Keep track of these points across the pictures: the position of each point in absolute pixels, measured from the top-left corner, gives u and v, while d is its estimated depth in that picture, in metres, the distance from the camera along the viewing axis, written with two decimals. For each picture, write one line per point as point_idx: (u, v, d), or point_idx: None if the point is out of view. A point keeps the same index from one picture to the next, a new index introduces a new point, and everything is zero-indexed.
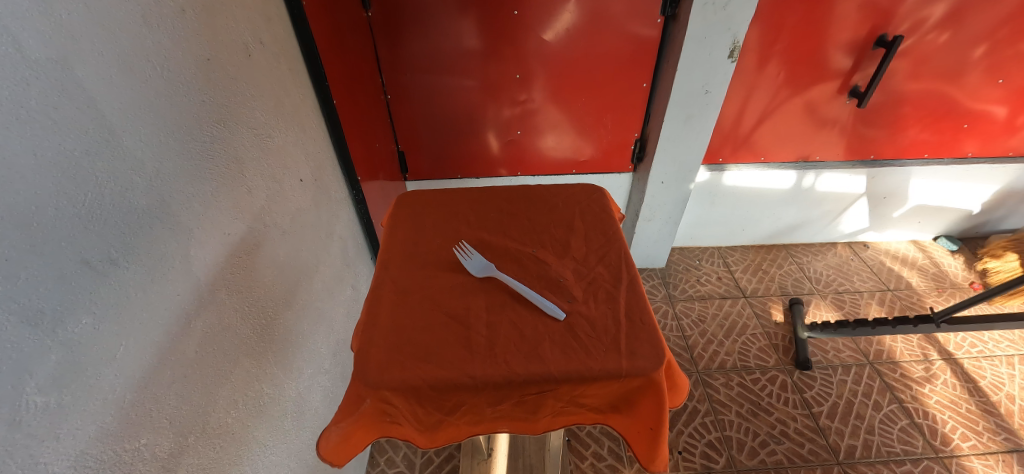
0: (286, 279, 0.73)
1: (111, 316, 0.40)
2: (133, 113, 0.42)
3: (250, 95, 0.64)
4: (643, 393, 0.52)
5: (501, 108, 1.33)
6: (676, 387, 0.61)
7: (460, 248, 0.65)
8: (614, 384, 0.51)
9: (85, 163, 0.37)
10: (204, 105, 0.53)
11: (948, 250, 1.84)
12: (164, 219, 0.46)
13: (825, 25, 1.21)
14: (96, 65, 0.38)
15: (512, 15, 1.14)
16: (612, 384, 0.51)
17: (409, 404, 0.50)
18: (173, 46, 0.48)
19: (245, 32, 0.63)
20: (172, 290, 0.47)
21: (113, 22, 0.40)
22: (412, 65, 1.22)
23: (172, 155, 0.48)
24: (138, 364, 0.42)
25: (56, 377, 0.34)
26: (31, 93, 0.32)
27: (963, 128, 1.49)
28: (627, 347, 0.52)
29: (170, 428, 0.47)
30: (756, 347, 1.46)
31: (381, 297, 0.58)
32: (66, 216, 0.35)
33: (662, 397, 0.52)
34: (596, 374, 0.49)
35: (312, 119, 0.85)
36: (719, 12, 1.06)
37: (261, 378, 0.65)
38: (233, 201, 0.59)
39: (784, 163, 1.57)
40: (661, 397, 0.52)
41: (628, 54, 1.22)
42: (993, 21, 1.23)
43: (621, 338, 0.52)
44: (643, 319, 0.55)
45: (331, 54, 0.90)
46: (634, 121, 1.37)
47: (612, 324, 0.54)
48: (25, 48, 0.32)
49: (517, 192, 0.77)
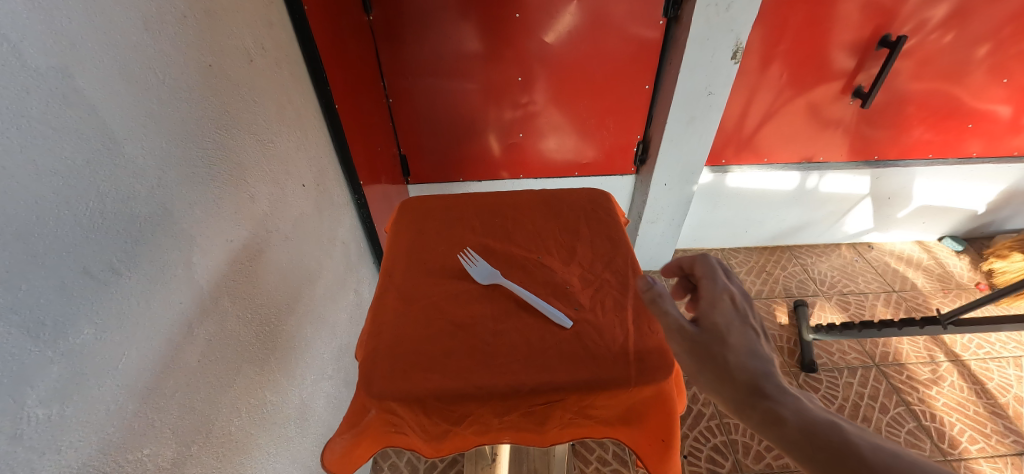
0: (289, 286, 0.73)
1: (114, 327, 0.39)
2: (135, 121, 0.42)
3: (252, 100, 0.64)
4: (652, 403, 0.51)
5: (503, 110, 1.33)
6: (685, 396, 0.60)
7: (465, 255, 0.65)
8: (624, 395, 0.50)
9: (87, 173, 0.37)
10: (206, 111, 0.53)
11: (953, 250, 1.83)
12: (166, 227, 0.46)
13: (828, 25, 1.21)
14: (97, 74, 0.38)
15: (513, 17, 1.13)
16: (622, 395, 0.50)
17: (414, 415, 0.49)
18: (174, 53, 0.48)
19: (247, 37, 0.63)
20: (174, 298, 0.47)
21: (114, 29, 0.40)
22: (414, 69, 1.22)
23: (174, 162, 0.48)
24: (140, 374, 0.42)
25: (58, 389, 0.34)
26: (31, 102, 0.32)
27: (967, 128, 1.49)
28: (636, 356, 0.51)
29: (172, 438, 0.46)
30: None
31: (386, 305, 0.57)
32: (67, 226, 0.35)
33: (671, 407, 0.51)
34: (605, 384, 0.48)
35: (314, 125, 0.85)
36: (721, 14, 1.06)
37: (263, 386, 0.65)
38: (236, 208, 0.59)
39: (787, 164, 1.56)
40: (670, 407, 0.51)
41: (630, 56, 1.21)
42: (997, 21, 1.23)
43: (630, 347, 0.52)
44: (651, 327, 0.54)
45: (332, 58, 0.89)
46: (636, 123, 1.37)
47: (620, 333, 0.53)
48: (25, 57, 0.32)
49: (522, 197, 0.77)
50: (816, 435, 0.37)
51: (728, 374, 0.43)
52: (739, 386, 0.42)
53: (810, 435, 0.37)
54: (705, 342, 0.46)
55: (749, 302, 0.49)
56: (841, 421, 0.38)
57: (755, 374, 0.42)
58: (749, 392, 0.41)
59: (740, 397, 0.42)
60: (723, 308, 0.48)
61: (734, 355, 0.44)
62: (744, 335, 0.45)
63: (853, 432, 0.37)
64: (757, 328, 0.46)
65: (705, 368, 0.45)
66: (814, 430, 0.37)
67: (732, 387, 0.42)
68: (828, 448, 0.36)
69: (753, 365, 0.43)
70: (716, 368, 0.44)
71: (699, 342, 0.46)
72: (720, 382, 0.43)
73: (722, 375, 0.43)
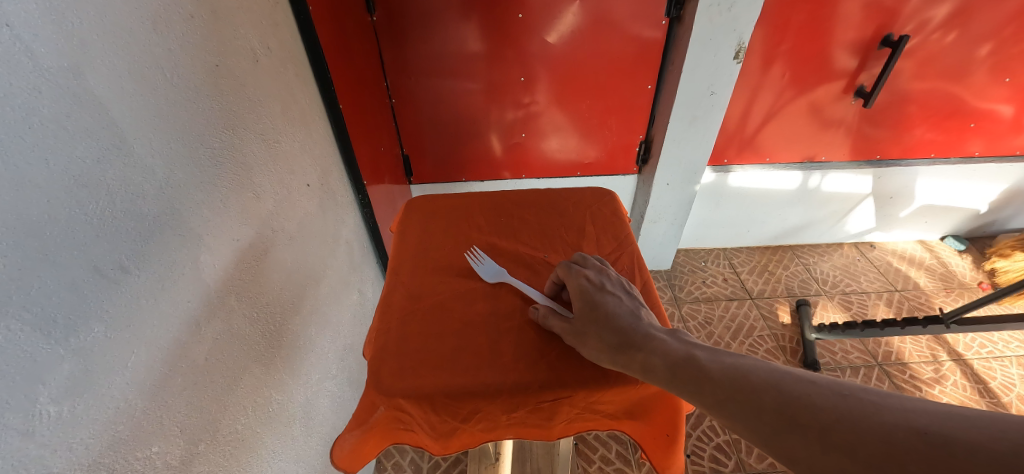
0: (294, 285, 0.73)
1: (124, 325, 0.39)
2: (144, 121, 0.42)
3: (257, 100, 0.64)
4: (657, 399, 0.52)
5: (505, 110, 1.33)
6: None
7: (472, 253, 0.65)
8: (630, 391, 0.50)
9: (97, 171, 0.37)
10: (212, 111, 0.53)
11: (955, 250, 1.83)
12: (174, 226, 0.46)
13: (831, 25, 1.21)
14: (107, 74, 0.38)
15: (516, 17, 1.13)
16: (628, 392, 0.50)
17: (423, 412, 0.49)
18: (182, 52, 0.48)
19: (253, 37, 0.63)
20: (182, 297, 0.47)
21: (124, 28, 0.40)
22: (417, 69, 1.22)
23: (182, 162, 0.48)
24: (148, 372, 0.42)
25: (70, 386, 0.34)
26: (43, 101, 0.32)
27: (969, 128, 1.49)
28: None
29: (180, 436, 0.46)
30: (763, 348, 1.45)
31: (393, 304, 0.57)
32: (78, 224, 0.35)
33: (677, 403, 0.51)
34: (612, 381, 0.49)
35: (318, 124, 0.85)
36: (724, 14, 1.06)
37: (268, 384, 0.65)
38: (242, 207, 0.59)
39: (789, 164, 1.56)
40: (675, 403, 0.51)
41: (632, 56, 1.21)
42: (1000, 20, 1.23)
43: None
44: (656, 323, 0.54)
45: (336, 58, 0.90)
46: (638, 123, 1.37)
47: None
48: (36, 56, 0.32)
49: (527, 196, 0.77)
50: (678, 366, 0.42)
51: (600, 338, 0.48)
52: (612, 346, 0.47)
53: (675, 368, 0.42)
54: (576, 317, 0.50)
55: (605, 270, 0.55)
56: (696, 345, 0.44)
57: (620, 328, 0.47)
58: (620, 346, 0.46)
59: (615, 356, 0.46)
60: (579, 282, 0.53)
61: (601, 318, 0.49)
62: (605, 299, 0.51)
63: (706, 356, 0.42)
64: (617, 291, 0.52)
65: (584, 339, 0.49)
66: (676, 362, 0.42)
67: (607, 346, 0.47)
68: (686, 375, 0.41)
69: (616, 320, 0.48)
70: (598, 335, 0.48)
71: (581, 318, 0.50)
72: (597, 348, 0.48)
73: (598, 340, 0.48)
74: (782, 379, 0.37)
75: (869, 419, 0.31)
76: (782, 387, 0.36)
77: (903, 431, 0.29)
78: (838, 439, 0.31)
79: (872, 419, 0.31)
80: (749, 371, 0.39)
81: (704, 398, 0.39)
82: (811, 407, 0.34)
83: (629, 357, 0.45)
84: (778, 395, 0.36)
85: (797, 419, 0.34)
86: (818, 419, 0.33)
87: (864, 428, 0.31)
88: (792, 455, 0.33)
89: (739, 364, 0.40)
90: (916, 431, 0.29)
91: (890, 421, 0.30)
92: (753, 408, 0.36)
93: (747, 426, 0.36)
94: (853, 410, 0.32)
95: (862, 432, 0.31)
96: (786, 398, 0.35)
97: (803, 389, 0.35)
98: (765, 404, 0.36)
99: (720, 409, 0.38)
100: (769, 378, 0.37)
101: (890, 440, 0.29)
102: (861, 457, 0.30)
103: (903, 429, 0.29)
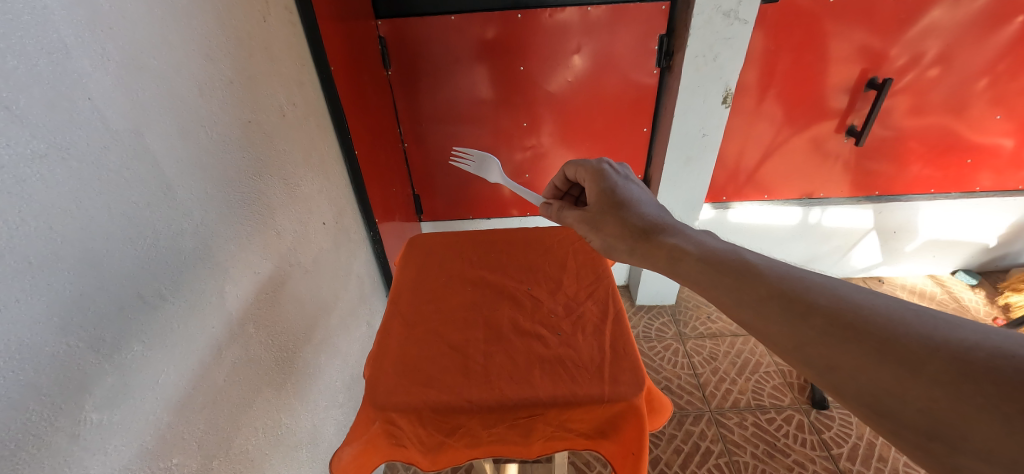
0: (307, 315, 0.79)
1: (155, 345, 0.45)
2: (186, 169, 0.50)
3: (283, 149, 0.73)
4: (624, 418, 0.54)
5: (513, 152, 1.41)
6: (657, 413, 0.64)
7: (467, 153, 0.97)
8: (598, 410, 0.53)
9: (146, 213, 0.44)
10: (243, 158, 0.61)
11: (968, 284, 1.81)
12: (205, 259, 0.53)
13: (816, 70, 1.28)
14: (160, 134, 0.46)
15: (519, 69, 1.24)
16: (596, 409, 0.53)
17: (413, 426, 0.53)
18: (221, 111, 0.57)
19: (280, 95, 0.72)
20: (207, 323, 0.53)
21: (176, 96, 0.49)
22: (428, 116, 1.33)
23: (216, 204, 0.55)
24: (175, 388, 0.48)
25: (109, 397, 0.40)
26: (110, 157, 0.40)
27: (968, 163, 1.50)
28: (610, 374, 0.55)
29: (197, 451, 0.51)
30: (770, 385, 1.42)
31: (391, 330, 0.62)
32: (129, 258, 0.42)
33: (643, 421, 0.54)
34: (580, 399, 0.52)
35: (335, 169, 0.94)
36: (709, 63, 1.14)
37: (279, 408, 0.69)
38: (264, 244, 0.66)
39: (788, 200, 1.60)
40: (641, 423, 0.54)
41: (629, 100, 1.30)
42: (984, 60, 1.28)
43: (605, 366, 0.56)
44: (626, 349, 0.58)
45: (354, 108, 1.00)
46: (638, 162, 1.44)
47: (596, 354, 0.58)
48: (109, 120, 0.40)
49: (516, 234, 0.83)
50: (711, 258, 0.45)
51: (625, 226, 0.57)
52: (636, 233, 0.55)
53: (706, 258, 0.45)
54: (600, 201, 0.62)
55: (632, 178, 0.65)
56: (737, 245, 0.47)
57: (646, 219, 0.56)
58: (642, 226, 0.55)
59: (639, 242, 0.54)
60: (604, 174, 0.65)
61: (625, 212, 0.58)
62: (627, 187, 0.63)
63: (751, 255, 0.44)
64: (635, 183, 0.64)
65: (605, 229, 0.59)
66: (710, 255, 0.46)
67: (631, 225, 0.56)
68: (731, 268, 0.43)
69: (639, 203, 0.59)
70: (624, 211, 0.59)
71: (610, 199, 0.61)
72: (620, 236, 0.56)
73: (622, 228, 0.57)
74: (847, 291, 0.36)
75: (944, 337, 0.30)
76: (843, 298, 0.35)
77: (985, 352, 0.28)
78: (901, 351, 0.30)
79: (950, 335, 0.30)
80: (808, 283, 0.38)
81: (743, 296, 0.40)
82: (876, 319, 0.33)
83: (658, 246, 0.51)
84: (836, 300, 0.36)
85: (854, 328, 0.33)
86: (879, 330, 0.32)
87: (940, 342, 0.29)
88: (832, 362, 0.33)
89: (794, 273, 0.40)
90: (998, 352, 0.27)
91: (968, 339, 0.29)
92: (803, 310, 0.36)
93: (790, 330, 0.36)
94: (925, 325, 0.31)
95: (934, 346, 0.29)
96: (844, 303, 0.35)
97: (870, 300, 0.34)
98: (818, 309, 0.36)
99: (762, 308, 0.38)
100: (832, 291, 0.37)
101: (966, 357, 0.28)
102: (926, 373, 0.29)
103: (984, 348, 0.28)
